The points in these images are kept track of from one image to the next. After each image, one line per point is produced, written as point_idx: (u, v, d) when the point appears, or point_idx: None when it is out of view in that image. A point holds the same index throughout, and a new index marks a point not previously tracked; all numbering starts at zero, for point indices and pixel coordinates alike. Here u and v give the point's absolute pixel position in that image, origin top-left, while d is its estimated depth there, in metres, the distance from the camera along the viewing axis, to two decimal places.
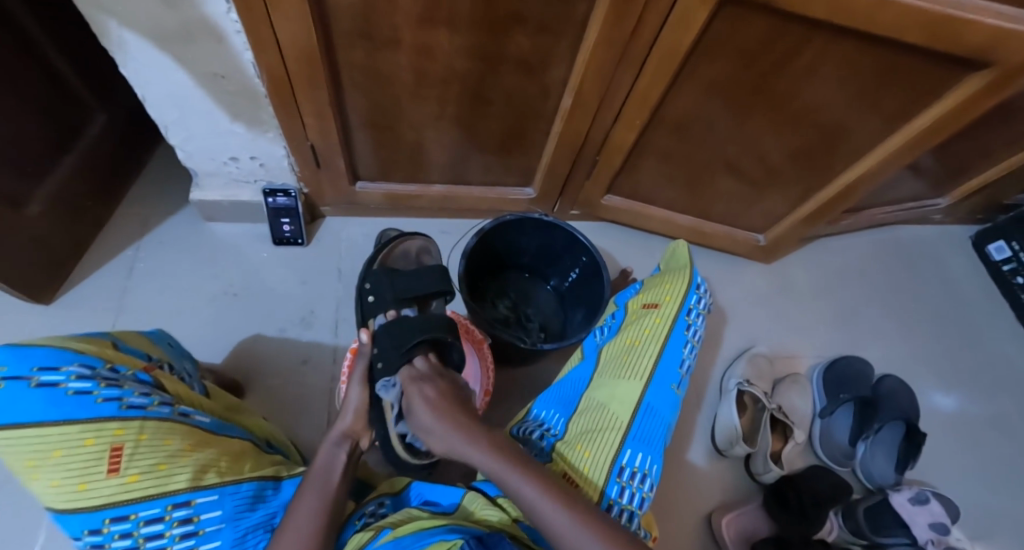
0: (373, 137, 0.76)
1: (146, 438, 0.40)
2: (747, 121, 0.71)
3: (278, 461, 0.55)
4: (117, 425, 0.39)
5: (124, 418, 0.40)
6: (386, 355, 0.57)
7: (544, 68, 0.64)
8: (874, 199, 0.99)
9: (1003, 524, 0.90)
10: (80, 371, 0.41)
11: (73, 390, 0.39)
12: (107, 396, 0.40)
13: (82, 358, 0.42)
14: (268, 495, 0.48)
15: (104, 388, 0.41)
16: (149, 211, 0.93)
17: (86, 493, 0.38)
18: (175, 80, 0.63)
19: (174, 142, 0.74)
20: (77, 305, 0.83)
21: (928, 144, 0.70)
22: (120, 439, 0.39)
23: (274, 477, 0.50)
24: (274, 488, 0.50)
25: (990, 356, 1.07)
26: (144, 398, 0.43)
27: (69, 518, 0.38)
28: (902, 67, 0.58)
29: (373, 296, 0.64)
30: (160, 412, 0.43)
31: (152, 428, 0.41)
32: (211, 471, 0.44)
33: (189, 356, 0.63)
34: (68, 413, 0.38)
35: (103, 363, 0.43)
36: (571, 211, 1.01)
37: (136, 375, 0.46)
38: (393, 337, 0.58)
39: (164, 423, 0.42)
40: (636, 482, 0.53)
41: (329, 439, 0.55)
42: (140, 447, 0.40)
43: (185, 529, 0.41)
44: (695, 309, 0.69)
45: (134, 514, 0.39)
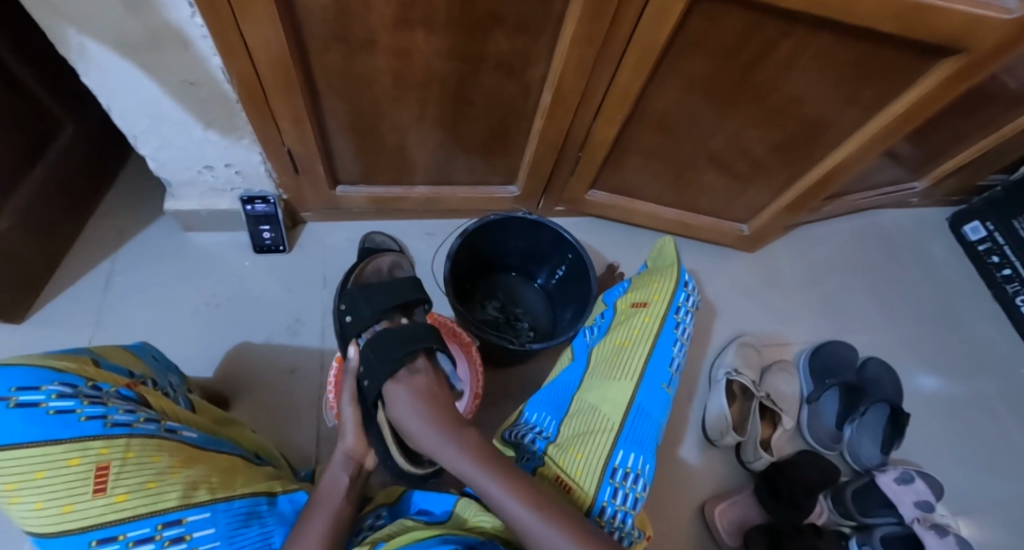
0: (353, 142, 0.75)
1: (132, 456, 0.39)
2: (727, 113, 0.71)
3: (272, 475, 0.53)
4: (102, 444, 0.38)
5: (109, 435, 0.38)
6: (373, 374, 0.54)
7: (523, 68, 0.63)
8: (854, 186, 1.00)
9: (986, 498, 0.93)
10: (61, 389, 0.39)
11: (54, 409, 0.37)
12: (91, 414, 0.39)
13: (62, 376, 0.40)
14: (262, 511, 0.47)
15: (87, 405, 0.39)
16: (124, 222, 0.90)
17: (71, 515, 0.36)
18: (143, 87, 0.60)
19: (146, 152, 0.72)
20: (52, 322, 0.81)
21: (904, 131, 0.71)
22: (106, 458, 0.38)
23: (268, 492, 0.48)
24: (268, 504, 0.48)
25: (969, 335, 1.10)
26: (129, 415, 0.41)
27: (53, 542, 0.36)
28: (877, 57, 0.58)
29: (350, 316, 0.61)
30: (146, 428, 0.42)
31: (139, 446, 0.40)
32: (202, 488, 0.42)
33: (172, 370, 0.60)
34: (51, 433, 0.36)
35: (85, 381, 0.41)
36: (556, 208, 1.01)
37: (120, 391, 0.44)
38: (379, 354, 0.54)
39: (151, 440, 0.41)
40: (629, 482, 0.53)
41: (334, 464, 0.53)
42: (127, 465, 0.38)
43: (177, 548, 0.39)
44: (684, 307, 0.68)
45: (122, 535, 0.37)
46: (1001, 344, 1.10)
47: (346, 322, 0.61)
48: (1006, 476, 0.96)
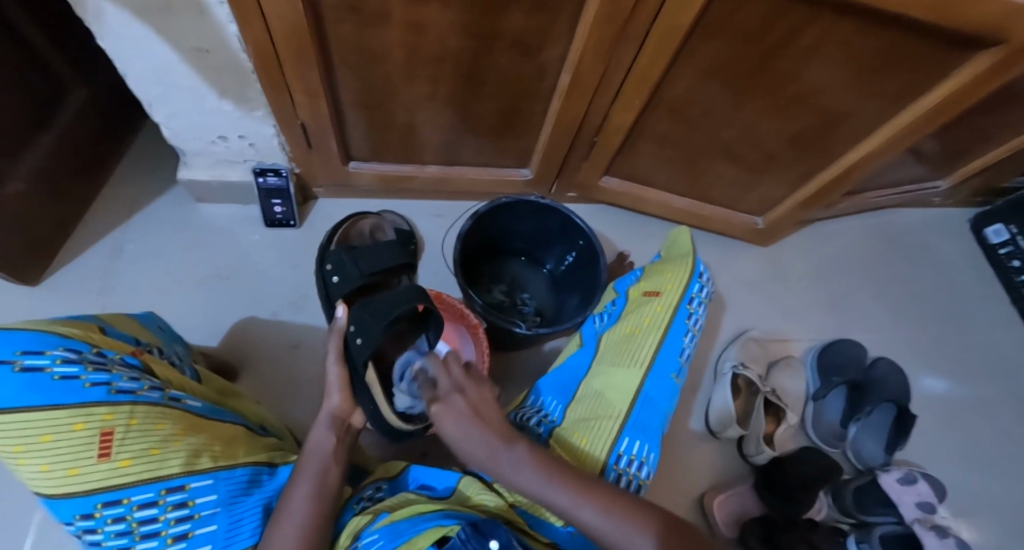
0: (366, 118, 0.74)
1: (136, 423, 0.38)
2: (748, 103, 0.69)
3: (273, 446, 0.53)
4: (106, 410, 0.37)
5: (113, 402, 0.38)
6: (369, 330, 0.54)
7: (540, 48, 0.62)
8: (874, 182, 0.97)
9: (988, 503, 0.92)
10: (65, 354, 0.38)
11: (59, 374, 0.37)
12: (95, 380, 0.38)
13: (67, 342, 0.39)
14: (262, 480, 0.48)
15: (91, 371, 0.38)
16: (137, 191, 0.91)
17: (76, 478, 0.36)
18: (156, 53, 0.60)
19: (159, 119, 0.72)
20: (65, 286, 0.82)
21: (931, 126, 0.69)
22: (110, 424, 0.37)
23: (269, 463, 0.49)
24: (269, 473, 0.49)
25: (981, 339, 1.08)
26: (134, 383, 0.40)
27: (59, 503, 0.37)
28: (909, 48, 0.56)
29: (336, 275, 0.66)
30: (151, 396, 0.41)
31: (143, 413, 0.39)
32: (205, 456, 0.42)
33: (177, 341, 0.61)
34: (54, 398, 0.36)
35: (90, 346, 0.40)
36: (568, 193, 1.00)
37: (125, 358, 0.43)
38: (372, 312, 0.55)
39: (156, 407, 0.40)
40: (632, 469, 0.54)
41: (319, 422, 0.53)
42: (131, 432, 0.38)
43: (180, 513, 0.39)
44: (696, 298, 0.68)
45: (126, 499, 0.37)
46: (1014, 350, 1.08)
47: (331, 282, 0.66)
48: (1010, 482, 0.95)
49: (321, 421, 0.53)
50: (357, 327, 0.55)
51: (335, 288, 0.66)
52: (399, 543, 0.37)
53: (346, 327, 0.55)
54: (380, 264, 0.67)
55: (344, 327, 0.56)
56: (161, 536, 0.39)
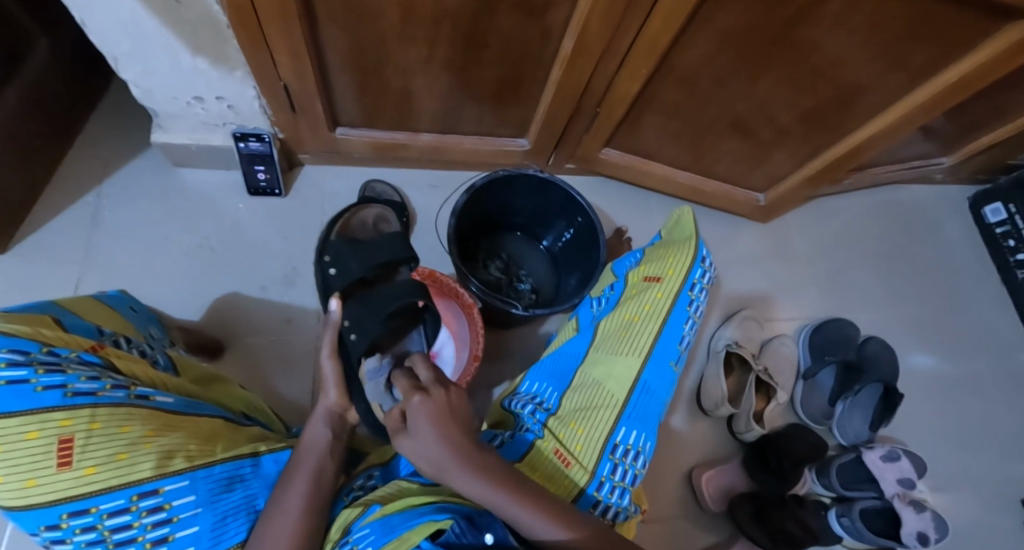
0: (355, 81, 0.69)
1: (99, 427, 0.36)
2: (761, 74, 0.65)
3: (257, 437, 0.53)
4: (63, 415, 0.35)
5: (71, 406, 0.35)
6: (363, 328, 0.57)
7: (545, 9, 0.57)
8: (880, 160, 0.95)
9: (966, 477, 0.95)
10: (11, 357, 0.35)
11: (4, 380, 0.34)
12: (48, 383, 0.35)
13: (12, 342, 0.36)
14: (245, 475, 0.47)
15: (43, 374, 0.35)
16: (110, 154, 0.85)
17: (35, 489, 0.34)
18: (120, 5, 0.54)
19: (128, 78, 0.66)
20: (38, 255, 0.78)
21: (949, 103, 0.66)
22: (69, 430, 0.35)
23: (252, 455, 0.48)
24: (252, 467, 0.48)
25: (972, 319, 1.09)
26: (93, 383, 0.38)
27: (22, 515, 0.35)
28: (939, 17, 0.52)
29: (335, 268, 0.65)
30: (114, 396, 0.38)
31: (106, 416, 0.37)
32: (179, 456, 0.41)
33: (153, 321, 0.59)
34: (3, 406, 0.33)
35: (40, 346, 0.38)
36: (566, 165, 0.96)
37: (82, 356, 0.40)
38: (371, 308, 0.58)
39: (121, 409, 0.38)
40: (629, 459, 0.53)
41: (316, 417, 0.53)
42: (93, 437, 0.36)
43: (156, 517, 0.38)
44: (698, 284, 0.66)
45: (95, 507, 0.36)
46: (1003, 329, 1.10)
47: (329, 274, 0.65)
48: (988, 458, 0.98)
49: (317, 415, 0.53)
50: (353, 322, 0.57)
51: (332, 281, 0.65)
52: (391, 538, 0.37)
53: (341, 322, 0.57)
54: (379, 258, 0.64)
55: (338, 321, 0.57)
56: (138, 542, 0.38)
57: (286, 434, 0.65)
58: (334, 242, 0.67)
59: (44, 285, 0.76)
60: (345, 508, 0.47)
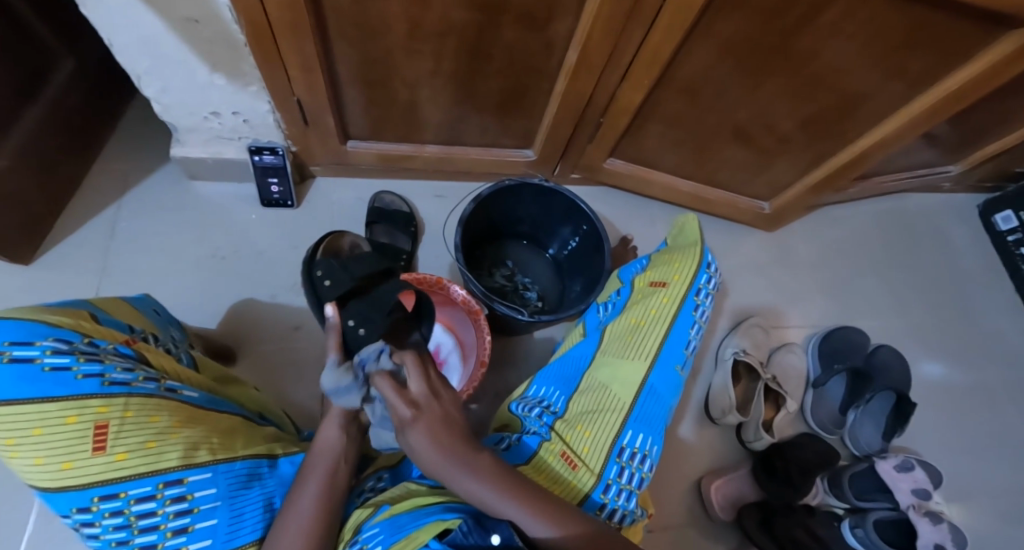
0: (365, 94, 0.71)
1: (131, 415, 0.38)
2: (763, 83, 0.67)
3: (273, 437, 0.53)
4: (100, 403, 0.37)
5: (107, 394, 0.37)
6: (373, 321, 0.55)
7: (549, 22, 0.59)
8: (885, 167, 0.95)
9: (983, 490, 0.93)
10: (55, 346, 0.38)
11: (50, 366, 0.36)
12: (88, 372, 0.37)
13: (58, 332, 0.39)
14: (263, 473, 0.47)
15: (83, 363, 0.38)
16: (129, 167, 0.88)
17: (71, 471, 0.36)
18: (144, 25, 0.57)
19: (149, 94, 0.69)
20: (58, 265, 0.80)
21: (952, 111, 0.67)
22: (105, 417, 0.37)
23: (269, 455, 0.49)
24: (270, 466, 0.49)
25: (984, 327, 1.08)
26: (128, 374, 0.40)
27: (55, 496, 0.36)
28: (937, 26, 0.53)
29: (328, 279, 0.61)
30: (146, 387, 0.41)
31: (138, 405, 0.39)
32: (203, 449, 0.42)
33: (174, 324, 0.60)
34: (46, 391, 0.36)
35: (81, 337, 0.40)
36: (572, 175, 0.97)
37: (118, 349, 0.43)
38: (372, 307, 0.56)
39: (151, 399, 0.40)
40: (636, 462, 0.54)
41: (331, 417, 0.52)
42: (126, 424, 0.38)
43: (179, 507, 0.39)
44: (704, 289, 0.66)
45: (124, 492, 0.37)
46: (1017, 338, 1.08)
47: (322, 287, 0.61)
48: (1005, 469, 0.96)
49: (331, 415, 0.52)
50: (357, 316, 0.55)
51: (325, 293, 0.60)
52: (400, 537, 0.37)
53: (344, 322, 0.54)
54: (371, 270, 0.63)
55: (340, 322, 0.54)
56: (160, 530, 0.39)
57: (297, 436, 0.65)
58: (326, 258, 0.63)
59: (63, 294, 0.78)
60: (355, 512, 0.47)
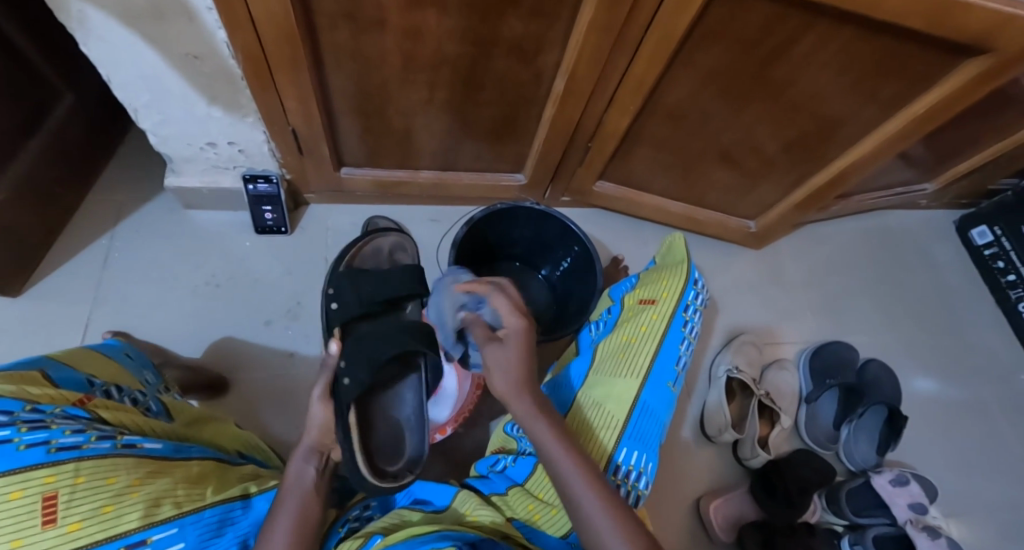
0: (360, 123, 0.73)
1: (83, 481, 0.32)
2: (744, 108, 0.69)
3: (249, 476, 0.48)
4: (46, 472, 0.30)
5: (55, 462, 0.31)
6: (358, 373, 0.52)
7: (537, 53, 0.61)
8: (864, 186, 0.98)
9: (978, 502, 0.94)
10: None
11: None
12: (31, 442, 0.31)
13: None
14: (235, 517, 0.41)
15: (25, 433, 0.31)
16: (124, 197, 0.89)
17: None
18: (143, 61, 0.59)
19: (147, 127, 0.70)
20: (49, 296, 0.80)
21: (922, 132, 0.70)
22: (53, 487, 0.30)
23: (242, 496, 0.43)
24: (243, 509, 0.43)
25: (970, 340, 1.10)
26: (78, 436, 0.34)
27: None
28: (901, 55, 0.56)
29: (335, 303, 0.64)
30: (100, 447, 0.35)
31: (90, 469, 0.33)
32: (167, 503, 0.36)
33: (150, 368, 0.58)
34: None
35: (23, 405, 0.35)
36: (562, 198, 0.99)
37: (68, 411, 0.38)
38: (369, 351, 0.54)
39: (105, 460, 0.34)
40: (631, 480, 0.55)
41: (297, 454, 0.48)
42: (77, 492, 0.31)
43: None
44: (692, 305, 0.68)
45: None
46: (1002, 349, 1.10)
47: (329, 308, 0.64)
48: (1000, 482, 0.96)
49: (300, 453, 0.47)
50: (347, 364, 0.52)
51: (331, 315, 0.64)
52: None
53: (337, 361, 0.53)
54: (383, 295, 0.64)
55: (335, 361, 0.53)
56: None
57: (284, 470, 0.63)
58: (339, 273, 0.66)
59: (54, 325, 0.78)
60: (357, 534, 0.46)
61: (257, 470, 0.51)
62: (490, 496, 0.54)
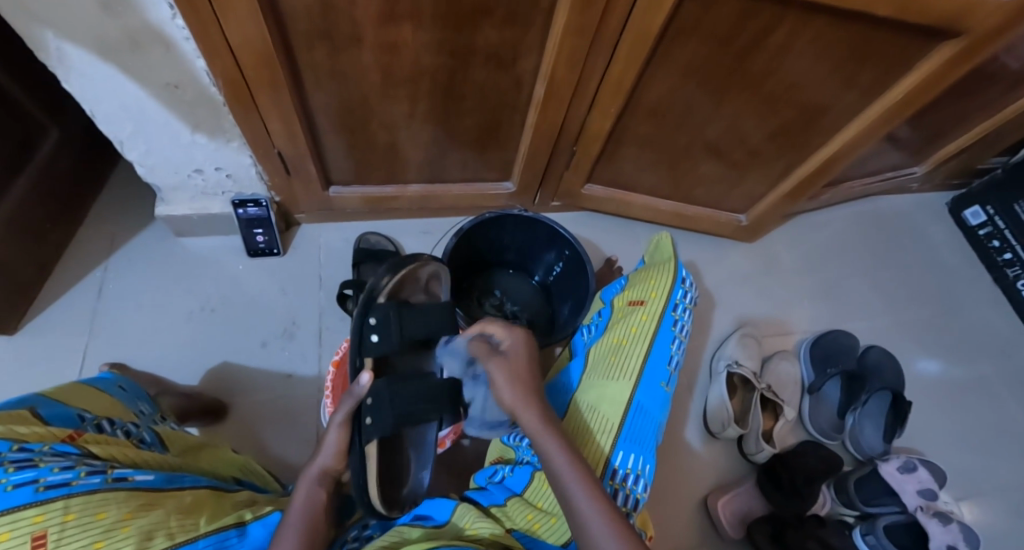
0: (345, 141, 0.74)
1: (73, 518, 0.32)
2: (723, 103, 0.70)
3: (244, 503, 0.47)
4: (35, 511, 0.31)
5: (43, 501, 0.31)
6: (383, 414, 0.51)
7: (515, 60, 0.62)
8: (852, 173, 0.99)
9: (990, 483, 0.93)
10: None
11: None
12: (19, 481, 0.31)
13: None
14: (231, 546, 0.40)
15: (12, 473, 0.32)
16: (115, 229, 0.89)
17: None
18: (125, 92, 0.59)
19: (132, 157, 0.71)
20: (44, 332, 0.80)
21: (903, 116, 0.70)
22: (42, 526, 0.31)
23: (237, 523, 0.42)
24: (238, 536, 0.42)
25: (971, 320, 1.09)
26: (67, 473, 0.34)
27: None
28: (873, 41, 0.57)
29: (377, 335, 0.55)
30: (89, 483, 0.35)
31: (79, 505, 0.33)
32: (160, 535, 0.35)
33: (144, 397, 0.58)
34: None
35: (10, 445, 0.35)
36: (552, 202, 1.00)
37: (56, 448, 0.38)
38: (403, 397, 0.52)
39: (95, 496, 0.34)
40: (629, 483, 0.53)
41: (306, 476, 0.47)
42: (67, 530, 0.31)
43: None
44: (682, 303, 0.68)
45: None
46: (1003, 327, 1.10)
47: (370, 339, 0.55)
48: (1009, 461, 0.95)
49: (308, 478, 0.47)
50: (374, 402, 0.51)
51: (368, 347, 0.55)
52: None
53: (364, 396, 0.51)
54: (426, 332, 0.58)
55: (363, 394, 0.51)
56: None
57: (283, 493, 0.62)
58: (384, 302, 0.57)
59: (50, 361, 0.78)
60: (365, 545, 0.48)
61: (254, 495, 0.50)
62: (489, 508, 0.53)
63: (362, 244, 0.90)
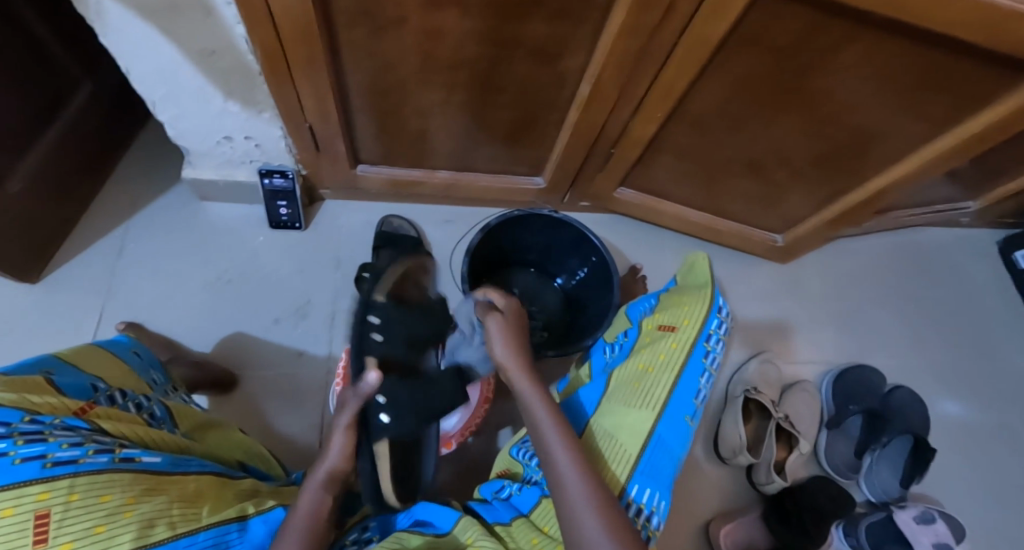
0: (376, 122, 0.71)
1: (77, 498, 0.31)
2: (777, 119, 0.66)
3: (247, 494, 0.46)
4: (41, 488, 0.30)
5: (49, 478, 0.30)
6: (403, 413, 0.48)
7: (562, 56, 0.58)
8: (901, 202, 0.93)
9: (1006, 541, 0.89)
10: None
11: None
12: (27, 455, 0.30)
13: None
14: (230, 541, 0.39)
15: (21, 447, 0.31)
16: (140, 188, 0.89)
17: None
18: (161, 53, 0.58)
19: (164, 119, 0.69)
20: (63, 286, 0.80)
21: (971, 153, 0.65)
22: (46, 505, 0.30)
23: (239, 516, 0.41)
24: (238, 531, 0.40)
25: (1006, 368, 1.04)
26: (76, 450, 0.33)
27: None
28: (955, 71, 0.52)
29: (380, 334, 0.52)
30: (97, 462, 0.34)
31: (84, 486, 0.32)
32: (161, 524, 0.34)
33: (156, 367, 0.57)
34: None
35: (22, 415, 0.34)
36: (581, 202, 0.96)
37: (67, 422, 0.37)
38: (417, 394, 0.50)
39: (101, 476, 0.33)
40: (643, 519, 0.51)
41: (314, 480, 0.45)
42: (71, 511, 0.30)
43: None
44: (715, 334, 0.65)
45: None
46: None
47: (372, 340, 0.51)
48: None
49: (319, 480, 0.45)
50: (388, 401, 0.48)
51: (371, 347, 0.51)
52: None
53: (374, 394, 0.47)
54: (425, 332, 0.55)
55: (371, 395, 0.47)
56: None
57: (285, 478, 0.61)
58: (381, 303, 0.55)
59: (68, 316, 0.78)
60: None
61: (258, 485, 0.49)
62: (493, 526, 0.51)
63: (384, 227, 0.89)
